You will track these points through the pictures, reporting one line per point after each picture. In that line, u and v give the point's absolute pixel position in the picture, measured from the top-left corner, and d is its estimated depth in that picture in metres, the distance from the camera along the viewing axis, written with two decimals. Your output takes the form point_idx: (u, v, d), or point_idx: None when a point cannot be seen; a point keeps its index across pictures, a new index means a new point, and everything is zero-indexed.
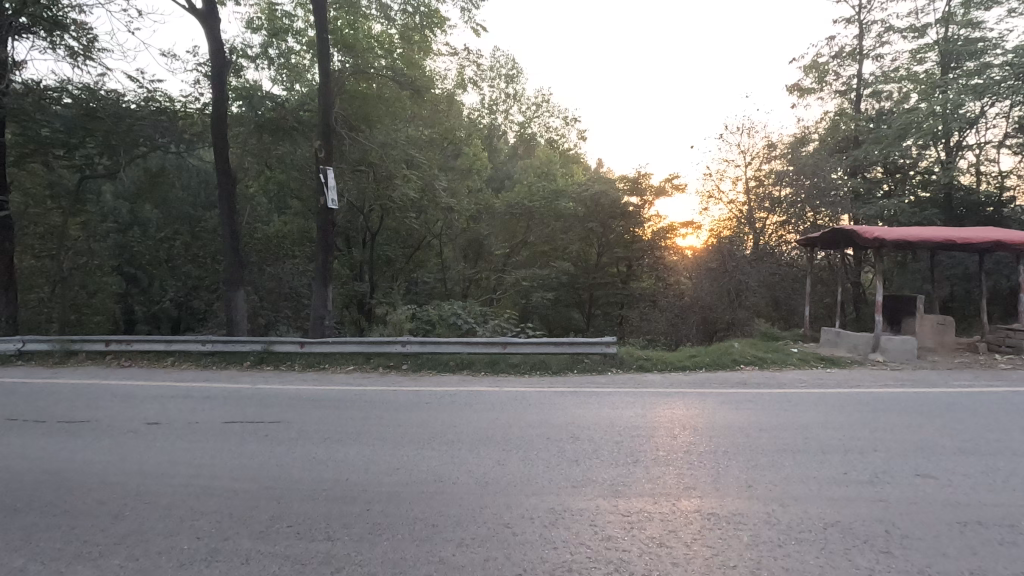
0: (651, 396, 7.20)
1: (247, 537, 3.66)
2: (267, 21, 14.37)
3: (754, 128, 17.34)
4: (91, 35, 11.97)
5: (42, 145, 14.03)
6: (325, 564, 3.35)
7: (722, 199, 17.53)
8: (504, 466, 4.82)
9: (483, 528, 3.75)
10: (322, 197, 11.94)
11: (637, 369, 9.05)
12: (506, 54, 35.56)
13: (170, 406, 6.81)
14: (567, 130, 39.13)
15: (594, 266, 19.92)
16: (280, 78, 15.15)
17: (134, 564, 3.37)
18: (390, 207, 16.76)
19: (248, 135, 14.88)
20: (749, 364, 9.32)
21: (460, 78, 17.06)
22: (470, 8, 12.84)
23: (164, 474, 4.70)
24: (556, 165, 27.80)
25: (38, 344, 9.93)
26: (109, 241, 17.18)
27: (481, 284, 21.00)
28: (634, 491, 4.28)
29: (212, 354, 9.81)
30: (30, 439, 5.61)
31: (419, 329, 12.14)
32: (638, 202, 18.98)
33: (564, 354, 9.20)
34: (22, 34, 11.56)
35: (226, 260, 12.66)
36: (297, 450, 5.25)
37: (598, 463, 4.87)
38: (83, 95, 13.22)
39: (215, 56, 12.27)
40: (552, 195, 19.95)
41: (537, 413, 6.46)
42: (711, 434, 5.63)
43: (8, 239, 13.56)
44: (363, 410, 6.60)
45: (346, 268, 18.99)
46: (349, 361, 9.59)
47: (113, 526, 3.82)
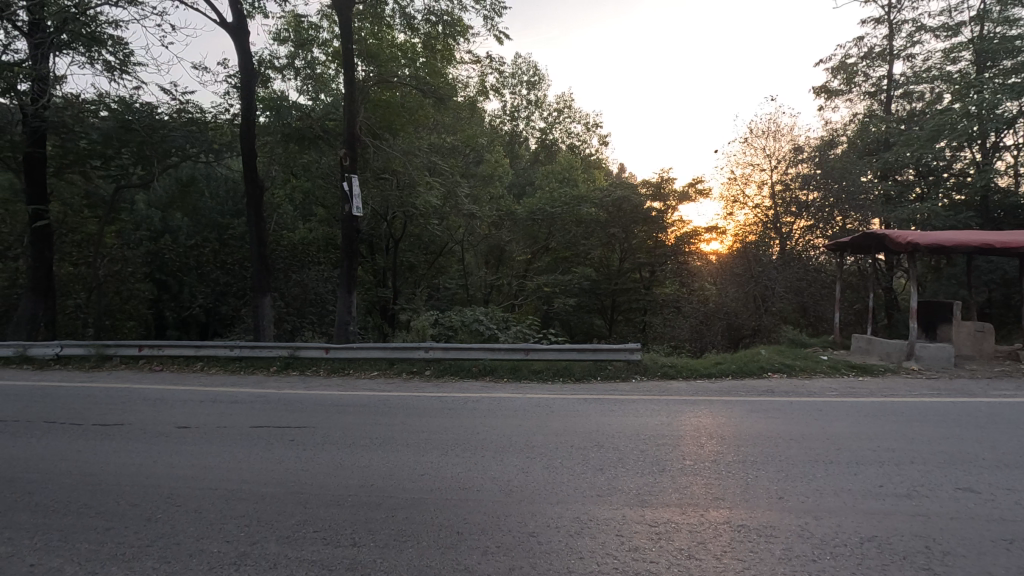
0: (677, 404, 7.10)
1: (274, 541, 3.69)
2: (293, 32, 14.83)
3: (781, 130, 17.02)
4: (126, 50, 12.37)
5: (80, 156, 14.57)
6: (350, 569, 3.37)
7: (747, 203, 17.23)
8: (528, 473, 4.81)
9: (508, 536, 3.73)
10: (347, 205, 12.07)
11: (661, 377, 8.95)
12: (528, 61, 35.93)
13: (201, 409, 6.98)
14: (589, 136, 39.29)
15: (616, 272, 19.72)
16: (307, 88, 15.39)
17: (166, 567, 3.42)
18: (412, 214, 16.88)
19: (275, 144, 15.12)
20: (777, 371, 9.13)
21: (482, 85, 17.23)
22: (493, 16, 12.97)
23: (195, 476, 4.80)
24: (577, 170, 27.86)
25: (75, 349, 10.23)
26: (141, 249, 17.59)
27: (503, 291, 21.11)
28: (661, 501, 4.21)
29: (239, 359, 10.00)
30: (69, 439, 5.82)
31: (441, 335, 12.25)
32: (661, 208, 18.76)
33: (587, 361, 9.14)
34: (63, 51, 11.89)
35: (253, 268, 12.90)
36: (323, 454, 5.31)
37: (623, 471, 4.82)
38: (119, 108, 13.76)
39: (244, 68, 12.56)
40: (574, 200, 19.80)
41: (559, 419, 6.45)
42: (738, 443, 5.53)
43: (47, 246, 13.98)
44: (389, 415, 6.71)
45: (370, 275, 19.33)
46: (372, 366, 9.67)
47: (144, 529, 3.89)
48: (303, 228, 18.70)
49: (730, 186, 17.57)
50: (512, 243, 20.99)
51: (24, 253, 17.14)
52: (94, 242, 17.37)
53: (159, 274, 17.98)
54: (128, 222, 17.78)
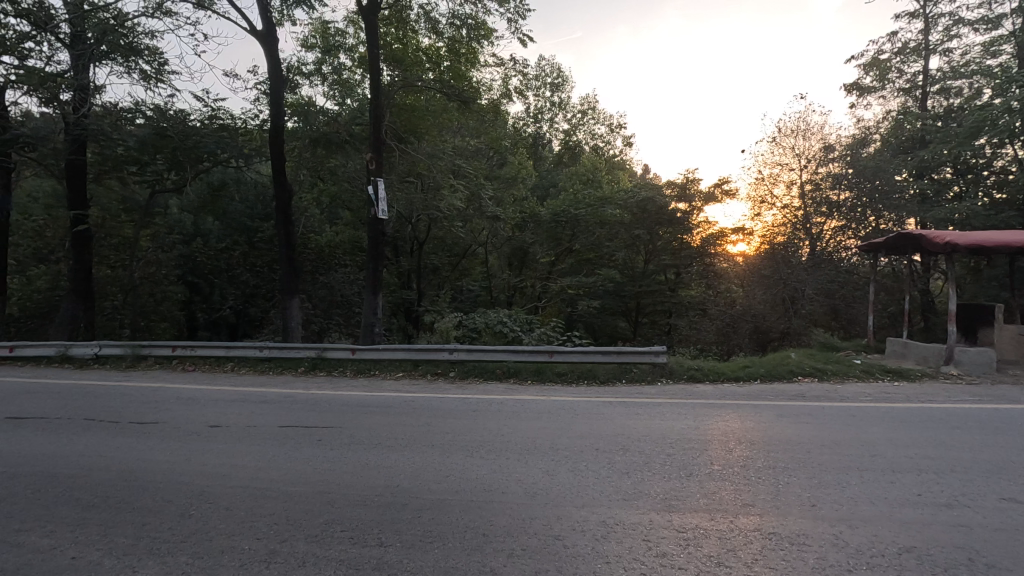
0: (705, 408, 6.97)
1: (303, 540, 3.74)
2: (320, 39, 15.40)
3: (810, 128, 16.66)
4: (161, 59, 12.76)
5: (118, 162, 15.08)
6: (377, 569, 3.39)
7: (775, 204, 16.91)
8: (553, 476, 4.78)
9: (534, 539, 3.71)
10: (373, 208, 12.20)
11: (688, 380, 8.78)
12: (551, 62, 35.99)
13: (231, 409, 7.12)
14: (612, 138, 39.15)
15: (640, 273, 19.56)
16: (333, 93, 15.64)
17: (199, 562, 3.50)
18: (437, 217, 17.04)
19: (303, 149, 15.40)
20: (808, 375, 8.91)
21: (505, 87, 17.34)
22: (516, 19, 12.98)
23: (225, 475, 4.90)
24: (601, 172, 27.72)
25: (112, 348, 10.56)
26: (175, 252, 18.14)
27: (526, 292, 20.91)
28: (689, 506, 4.14)
29: (268, 359, 10.20)
30: (107, 436, 6.02)
31: (465, 337, 12.33)
32: (686, 209, 18.58)
33: (612, 363, 9.05)
34: (102, 61, 12.30)
35: (281, 270, 13.13)
36: (350, 455, 5.37)
37: (649, 475, 4.76)
38: (155, 116, 14.19)
39: (273, 73, 12.82)
40: (598, 203, 19.56)
41: (585, 422, 6.38)
42: (767, 448, 5.41)
43: (86, 249, 14.47)
44: (414, 416, 6.74)
45: (395, 277, 19.54)
46: (397, 368, 9.74)
47: (179, 525, 3.99)
48: (330, 231, 18.94)
49: (757, 186, 17.28)
50: (536, 245, 20.63)
51: (64, 257, 17.83)
52: (130, 246, 17.96)
53: (191, 276, 18.45)
54: (162, 226, 18.32)
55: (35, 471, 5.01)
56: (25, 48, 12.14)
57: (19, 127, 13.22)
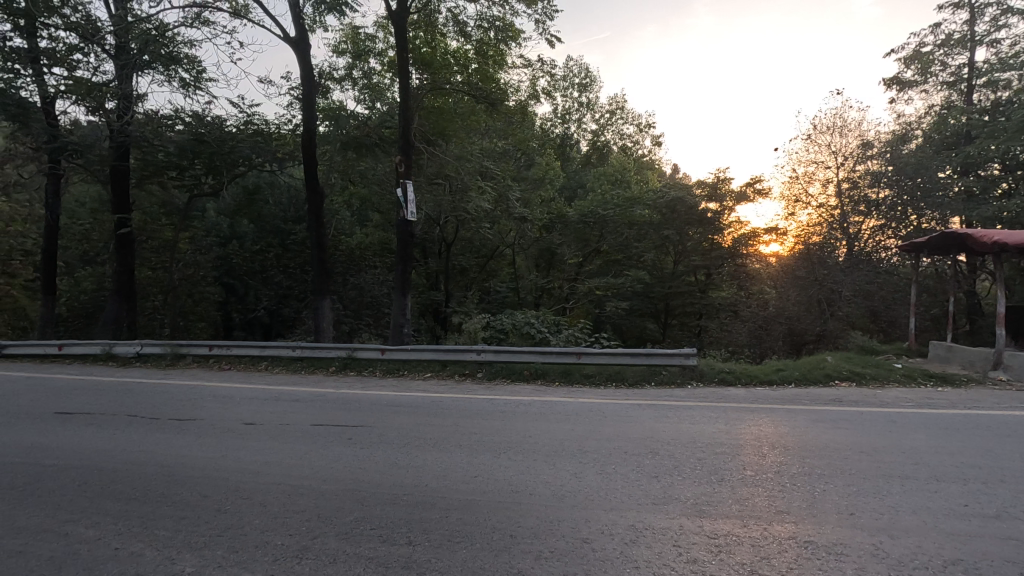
0: (738, 412, 6.82)
1: (334, 537, 3.80)
2: (351, 45, 15.77)
3: (846, 125, 16.21)
4: (199, 67, 13.17)
5: (159, 168, 15.64)
6: (406, 568, 3.42)
7: (810, 203, 16.45)
8: (581, 479, 4.75)
9: (562, 541, 3.69)
10: (402, 210, 12.32)
11: (719, 383, 8.59)
12: (579, 63, 35.91)
13: (265, 407, 7.29)
14: (641, 137, 38.81)
15: (670, 274, 19.29)
16: (363, 97, 15.88)
17: (235, 556, 3.59)
18: (465, 218, 17.14)
19: (334, 152, 15.66)
20: (845, 380, 8.62)
21: (533, 88, 17.38)
22: (544, 19, 12.99)
23: (258, 471, 5.02)
24: (630, 172, 27.49)
25: (153, 347, 10.94)
26: (212, 254, 18.73)
27: (554, 293, 20.74)
28: (720, 512, 4.05)
29: (301, 359, 10.41)
30: (148, 432, 6.24)
31: (493, 338, 12.38)
32: (717, 209, 18.29)
33: (641, 365, 8.94)
34: (144, 71, 12.74)
35: (313, 272, 13.39)
36: (379, 454, 5.43)
37: (679, 479, 4.68)
38: (193, 122, 14.62)
39: (305, 79, 13.10)
40: (626, 203, 19.38)
41: (612, 425, 6.31)
42: (803, 454, 5.26)
43: (129, 251, 14.99)
44: (441, 417, 6.77)
45: (423, 278, 19.74)
46: (426, 368, 9.82)
47: (215, 519, 4.10)
48: (360, 233, 19.25)
49: (791, 185, 16.85)
50: (563, 246, 20.56)
51: (109, 259, 18.58)
52: (170, 248, 18.61)
53: (228, 277, 19.14)
54: (200, 229, 18.93)
55: (81, 464, 5.22)
56: (74, 60, 12.69)
57: (67, 136, 13.68)
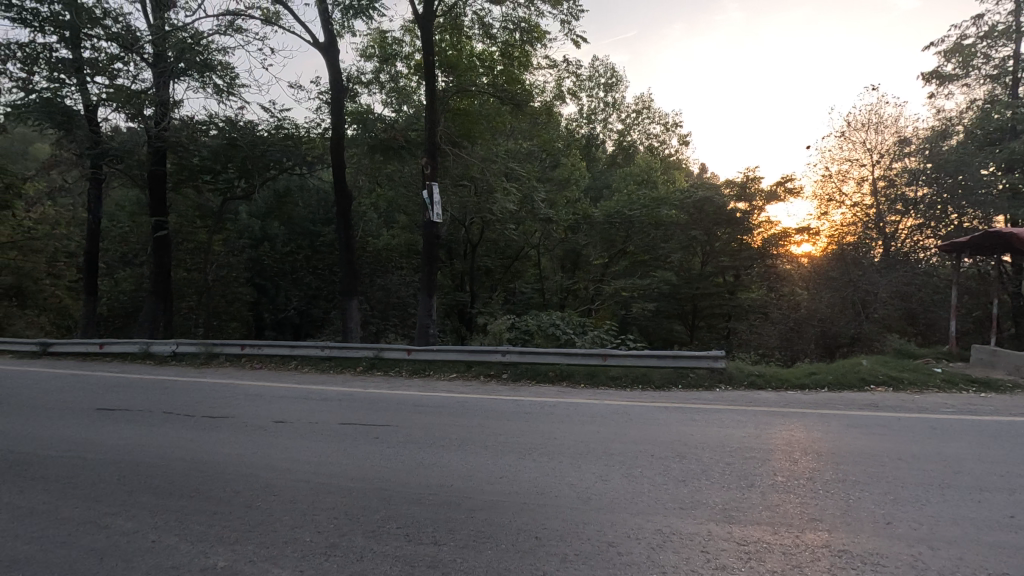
0: (768, 416, 6.67)
1: (361, 535, 3.85)
2: (378, 49, 15.99)
3: (882, 122, 15.70)
4: (233, 74, 13.52)
5: (194, 172, 16.11)
6: (432, 567, 3.44)
7: (844, 202, 16.02)
8: (606, 482, 4.71)
9: (587, 545, 3.66)
10: (428, 212, 12.40)
11: (748, 386, 8.41)
12: (605, 63, 35.71)
13: (294, 406, 7.43)
14: (668, 137, 38.36)
15: (697, 275, 19.01)
16: (390, 101, 16.06)
17: (266, 552, 3.67)
18: (490, 219, 17.20)
19: (361, 155, 15.86)
20: (882, 384, 8.35)
21: (558, 89, 17.32)
22: (570, 19, 12.96)
23: (288, 469, 5.12)
24: (656, 172, 27.19)
25: (188, 346, 11.27)
26: (244, 256, 19.22)
27: (579, 294, 20.76)
28: (750, 518, 3.97)
29: (329, 358, 10.59)
30: (182, 428, 6.44)
31: (518, 338, 12.40)
32: (746, 208, 17.96)
33: (668, 367, 8.81)
34: (180, 78, 13.13)
35: (341, 273, 13.60)
36: (406, 454, 5.48)
37: (707, 484, 4.60)
38: (227, 127, 15.02)
39: (334, 83, 13.32)
40: (653, 204, 19.15)
41: (639, 428, 6.24)
42: (836, 460, 5.11)
43: (165, 253, 15.46)
44: (466, 417, 6.79)
45: (449, 279, 19.90)
46: (451, 369, 9.87)
47: (247, 514, 4.20)
48: (386, 235, 19.51)
49: (824, 184, 16.42)
50: (589, 246, 20.57)
51: (147, 261, 19.24)
52: (204, 250, 19.17)
53: (259, 278, 19.97)
54: (233, 231, 19.44)
55: (120, 459, 5.41)
56: (115, 69, 13.16)
57: (108, 142, 14.21)
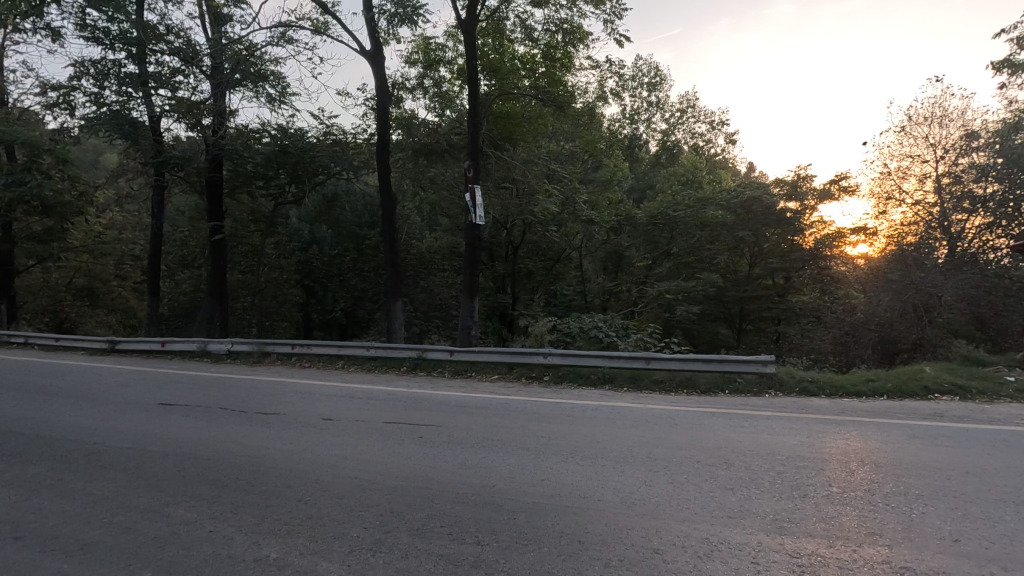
0: (822, 424, 6.39)
1: (405, 532, 3.91)
2: (422, 54, 16.25)
3: (947, 115, 14.84)
4: (284, 83, 14.04)
5: (247, 177, 16.79)
6: (475, 567, 3.47)
7: (903, 200, 15.27)
8: (651, 487, 4.61)
9: (630, 550, 3.60)
10: (471, 214, 12.49)
11: (800, 394, 8.08)
12: (648, 62, 35.21)
13: (340, 404, 7.65)
14: (714, 136, 37.49)
15: (744, 278, 18.49)
16: (434, 105, 16.31)
17: (314, 545, 3.77)
18: (532, 220, 17.24)
19: (406, 160, 16.14)
20: (947, 393, 7.86)
21: (600, 89, 17.19)
22: (613, 19, 12.86)
23: (336, 465, 5.25)
24: (701, 171, 26.60)
25: (242, 346, 11.73)
26: (294, 259, 19.95)
27: (622, 297, 20.88)
28: (803, 530, 3.81)
29: (374, 358, 10.83)
30: (236, 424, 6.71)
31: (559, 341, 12.37)
32: (797, 208, 17.32)
33: (714, 372, 8.58)
34: (235, 88, 13.74)
35: (386, 275, 13.89)
36: (448, 453, 5.54)
37: (758, 493, 4.44)
38: (278, 134, 15.60)
39: (379, 90, 13.62)
40: (698, 204, 18.70)
41: (684, 433, 6.10)
42: (897, 472, 4.85)
43: (222, 256, 16.17)
44: (508, 419, 6.82)
45: (491, 281, 20.08)
46: (492, 370, 9.94)
47: (298, 508, 4.34)
48: (430, 237, 19.85)
49: (882, 181, 15.64)
50: (632, 248, 20.57)
51: (205, 263, 20.20)
52: (258, 253, 20.00)
53: (307, 280, 20.36)
54: (284, 234, 20.17)
55: (180, 452, 5.69)
56: (176, 81, 13.88)
57: (170, 150, 14.89)
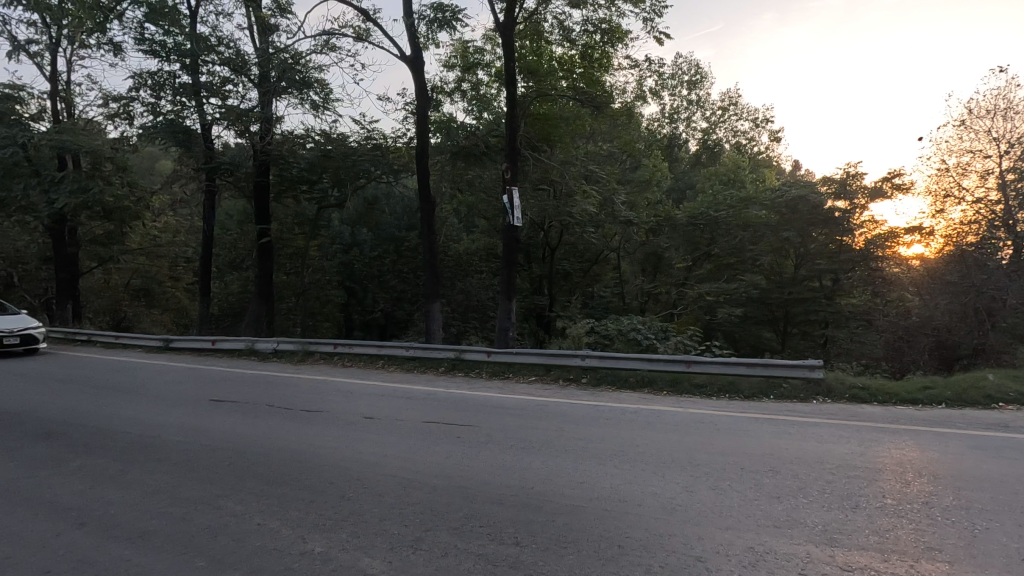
0: (874, 433, 6.11)
1: (445, 531, 3.95)
2: (460, 58, 16.40)
3: (1012, 107, 13.97)
4: (328, 89, 14.43)
5: (292, 181, 17.30)
6: (513, 568, 3.47)
7: (962, 198, 14.48)
8: (692, 493, 4.52)
9: (672, 557, 3.54)
10: (508, 217, 12.53)
11: (849, 400, 7.76)
12: (689, 60, 34.52)
13: (380, 403, 7.80)
14: (758, 134, 36.46)
15: (790, 280, 17.91)
16: (472, 108, 16.45)
17: (357, 541, 3.85)
18: (569, 222, 17.19)
19: (444, 162, 16.35)
20: (1012, 402, 7.39)
21: (639, 89, 16.99)
22: (652, 17, 12.69)
23: (376, 463, 5.35)
24: (744, 170, 25.90)
25: (287, 345, 12.11)
26: (336, 261, 20.49)
27: (662, 299, 20.49)
28: (855, 542, 3.66)
29: (412, 358, 10.99)
30: (282, 420, 6.93)
31: (597, 343, 12.24)
32: (846, 207, 16.68)
33: (758, 376, 8.34)
34: (282, 95, 14.20)
35: (424, 277, 14.07)
36: (487, 454, 5.57)
37: (806, 503, 4.29)
38: (322, 140, 16.05)
39: (419, 95, 13.80)
40: (741, 204, 18.21)
41: (727, 439, 5.94)
42: (956, 484, 4.61)
43: (268, 259, 16.72)
44: (545, 420, 6.81)
45: (527, 283, 20.10)
46: (529, 372, 9.94)
47: (341, 504, 4.44)
48: (467, 239, 20.03)
49: (939, 178, 14.86)
50: (671, 249, 20.26)
51: (252, 265, 20.97)
52: (302, 255, 20.63)
53: (349, 281, 20.77)
54: (327, 237, 20.72)
55: (230, 447, 5.90)
56: (227, 90, 14.45)
57: (220, 156, 15.56)
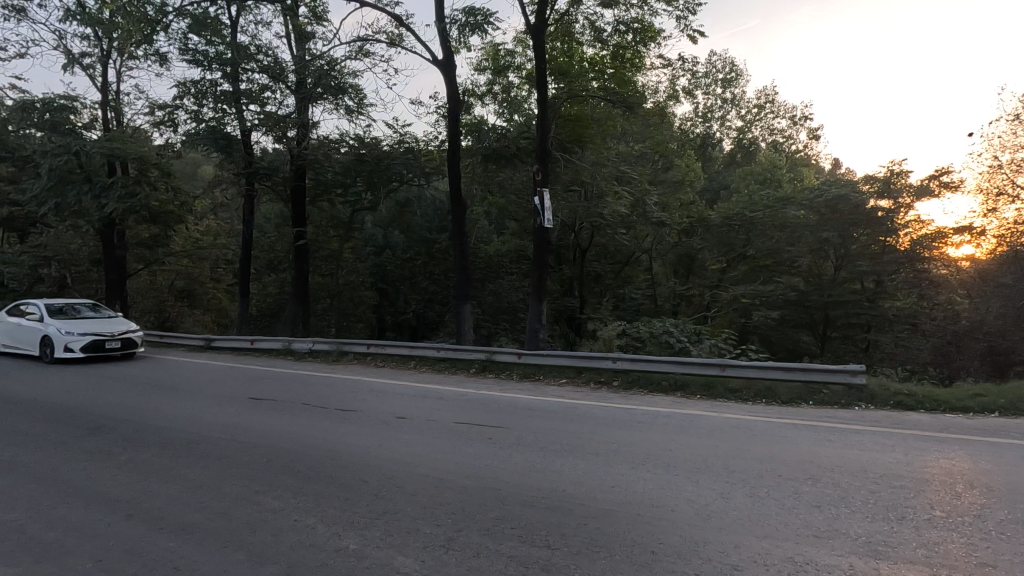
0: (921, 441, 5.86)
1: (477, 532, 3.96)
2: (491, 61, 16.51)
3: None
4: (362, 94, 14.71)
5: (326, 185, 17.67)
6: (545, 570, 3.45)
7: (1016, 196, 13.78)
8: (727, 500, 4.42)
9: (707, 565, 3.46)
10: (539, 219, 12.51)
11: (894, 407, 7.46)
12: (723, 57, 33.84)
13: (413, 403, 7.88)
14: (795, 132, 35.50)
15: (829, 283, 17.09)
16: (503, 111, 16.51)
17: (390, 539, 3.90)
18: (600, 223, 17.07)
19: (476, 165, 16.45)
20: None
21: (672, 89, 16.78)
22: (686, 15, 12.52)
23: (409, 463, 5.41)
24: (781, 169, 25.24)
25: (322, 345, 12.37)
26: (369, 262, 20.86)
27: (694, 301, 20.67)
28: (901, 555, 3.51)
29: (444, 359, 11.08)
30: (317, 419, 7.08)
31: (629, 346, 12.09)
32: (889, 206, 15.75)
33: (796, 381, 8.09)
34: (317, 101, 14.54)
35: (455, 279, 14.17)
36: (518, 456, 5.56)
37: (848, 513, 4.14)
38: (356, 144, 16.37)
39: (450, 98, 13.91)
40: (778, 204, 17.74)
41: (764, 445, 5.79)
42: (1011, 497, 4.38)
43: (304, 260, 17.12)
44: (576, 423, 6.76)
45: (558, 284, 20.03)
46: (559, 374, 9.90)
47: (374, 502, 4.51)
48: (498, 241, 20.10)
49: (992, 176, 14.16)
50: (704, 250, 19.92)
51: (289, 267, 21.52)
52: (336, 257, 21.06)
53: (382, 283, 21.18)
54: (360, 239, 21.11)
55: (267, 444, 6.06)
56: (265, 97, 14.87)
57: (259, 161, 16.01)
